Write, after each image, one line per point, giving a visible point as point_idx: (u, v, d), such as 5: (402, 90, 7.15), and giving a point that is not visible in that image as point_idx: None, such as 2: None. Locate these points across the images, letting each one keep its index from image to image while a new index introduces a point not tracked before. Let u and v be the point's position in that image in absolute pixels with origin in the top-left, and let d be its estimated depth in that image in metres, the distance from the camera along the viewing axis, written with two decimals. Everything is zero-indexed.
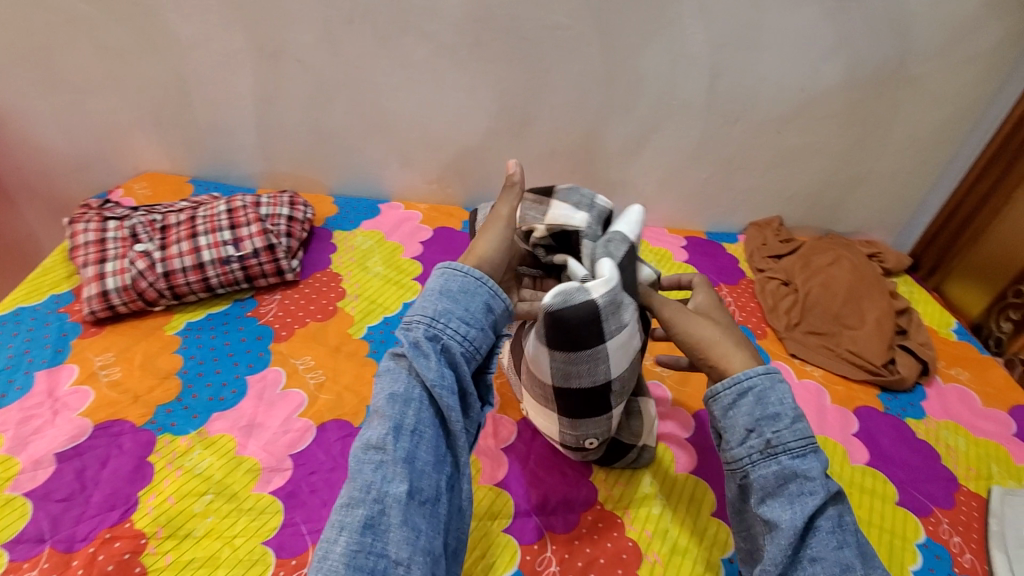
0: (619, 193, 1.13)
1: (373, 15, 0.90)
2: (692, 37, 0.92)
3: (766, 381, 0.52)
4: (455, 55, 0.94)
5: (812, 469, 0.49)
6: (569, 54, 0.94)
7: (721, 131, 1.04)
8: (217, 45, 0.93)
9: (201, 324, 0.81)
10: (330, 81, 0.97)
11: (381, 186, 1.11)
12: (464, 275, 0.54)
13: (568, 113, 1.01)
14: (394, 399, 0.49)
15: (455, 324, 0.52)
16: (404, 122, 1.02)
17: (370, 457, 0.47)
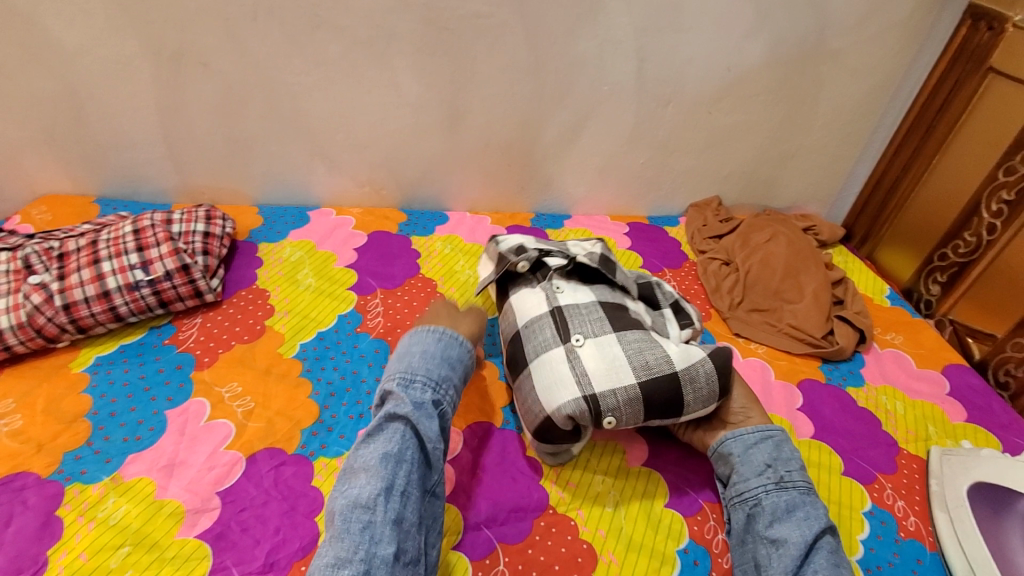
0: (559, 183, 1.11)
1: (280, 12, 0.84)
2: (615, 21, 0.91)
3: (782, 434, 0.66)
4: (373, 50, 0.89)
5: (813, 501, 0.60)
6: (492, 44, 0.90)
7: (654, 115, 1.04)
8: (108, 51, 0.85)
9: (113, 357, 0.74)
10: (241, 84, 0.90)
11: (310, 192, 1.06)
12: (460, 346, 0.68)
13: (498, 105, 0.98)
14: (387, 454, 0.56)
15: (452, 393, 0.64)
16: (327, 124, 0.97)
17: (357, 508, 0.52)
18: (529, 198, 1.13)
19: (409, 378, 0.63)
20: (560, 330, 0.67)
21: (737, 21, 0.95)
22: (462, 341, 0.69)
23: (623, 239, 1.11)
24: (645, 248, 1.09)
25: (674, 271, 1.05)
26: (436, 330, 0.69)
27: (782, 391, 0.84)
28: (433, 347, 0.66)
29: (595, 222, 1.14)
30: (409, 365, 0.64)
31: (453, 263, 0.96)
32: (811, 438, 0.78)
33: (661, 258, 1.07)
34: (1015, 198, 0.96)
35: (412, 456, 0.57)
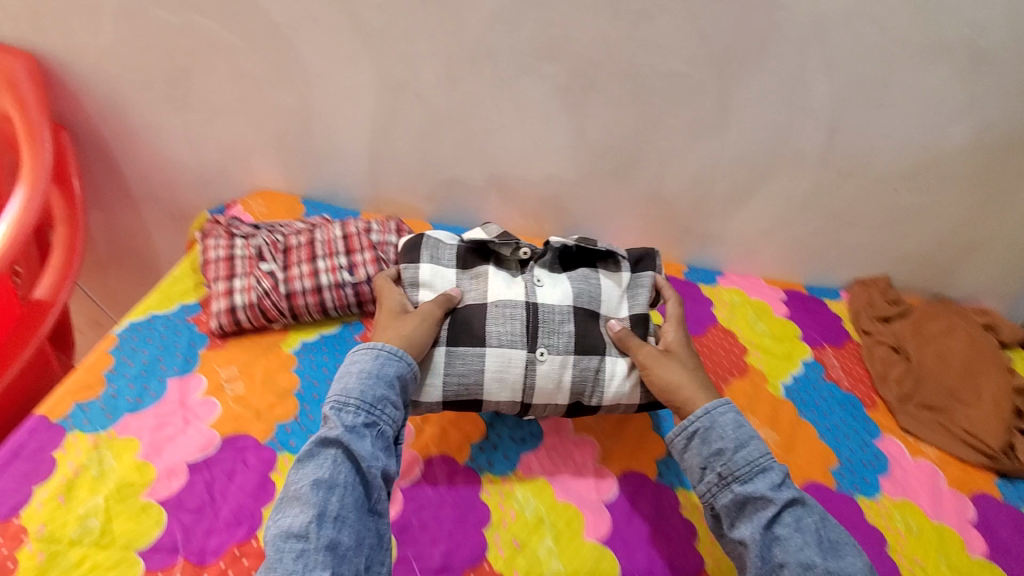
0: (718, 239, 1.10)
1: (495, 57, 0.92)
2: (815, 92, 0.90)
3: (705, 423, 0.65)
4: (569, 97, 0.95)
5: (759, 487, 0.61)
6: (684, 102, 0.93)
7: (835, 185, 1.01)
8: (343, 77, 0.98)
9: (315, 344, 0.85)
10: (445, 115, 1.00)
11: (480, 217, 1.14)
12: (398, 360, 0.65)
13: (675, 158, 1.00)
14: (316, 482, 0.56)
15: (391, 411, 0.62)
16: (510, 158, 1.04)
17: (286, 536, 0.54)
18: (684, 251, 1.13)
19: (343, 403, 0.62)
20: (529, 333, 0.70)
21: (947, 101, 0.90)
22: (398, 356, 0.66)
23: (779, 305, 1.07)
24: (805, 320, 1.04)
25: (836, 350, 1.00)
26: (370, 346, 0.66)
27: (953, 500, 0.80)
28: (375, 364, 0.64)
29: (750, 282, 1.10)
30: (342, 385, 0.63)
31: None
32: (984, 557, 0.74)
33: (822, 334, 1.02)
34: None
35: (341, 482, 0.57)
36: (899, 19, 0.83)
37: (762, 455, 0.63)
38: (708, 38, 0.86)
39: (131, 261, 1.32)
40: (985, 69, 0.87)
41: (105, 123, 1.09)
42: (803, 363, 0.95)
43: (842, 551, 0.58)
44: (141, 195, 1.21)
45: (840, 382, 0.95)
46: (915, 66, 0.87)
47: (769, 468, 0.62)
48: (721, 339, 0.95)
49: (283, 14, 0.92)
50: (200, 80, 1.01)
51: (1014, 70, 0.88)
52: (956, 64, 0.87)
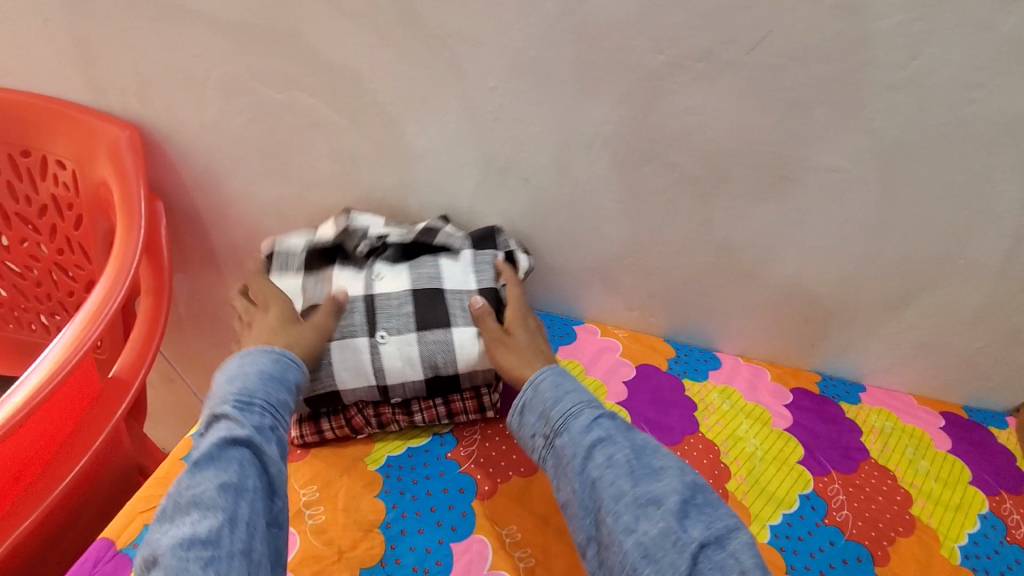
0: (857, 349, 0.95)
1: (616, 144, 0.83)
2: (1004, 195, 0.76)
3: (530, 395, 0.71)
4: (697, 187, 0.84)
5: (570, 434, 0.65)
6: (835, 199, 0.80)
7: (1012, 300, 0.84)
8: (446, 157, 0.91)
9: (402, 462, 0.80)
10: (553, 200, 0.91)
11: (579, 306, 1.03)
12: (276, 360, 0.71)
13: (816, 258, 0.87)
14: (201, 463, 0.58)
15: (263, 395, 0.66)
16: (620, 247, 0.94)
17: (183, 521, 0.55)
18: (814, 359, 0.98)
19: (249, 401, 0.65)
20: (368, 322, 0.80)
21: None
22: (275, 356, 0.71)
23: (939, 434, 0.92)
24: (971, 456, 0.89)
25: (1017, 499, 0.84)
26: (267, 353, 0.71)
27: None
28: (254, 368, 0.69)
29: (893, 401, 0.97)
30: (239, 388, 0.65)
31: (735, 424, 0.89)
32: None
33: (996, 476, 0.87)
34: None
35: (240, 471, 0.59)
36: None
37: (575, 405, 0.68)
38: (872, 131, 0.74)
39: (210, 324, 1.29)
40: None
41: (201, 192, 1.07)
42: (981, 520, 0.80)
43: (658, 476, 0.60)
44: (226, 262, 1.18)
45: (1023, 543, 0.79)
46: None
47: (579, 414, 0.66)
48: (871, 481, 0.83)
49: (390, 96, 0.87)
50: (298, 154, 0.97)
51: None
52: None
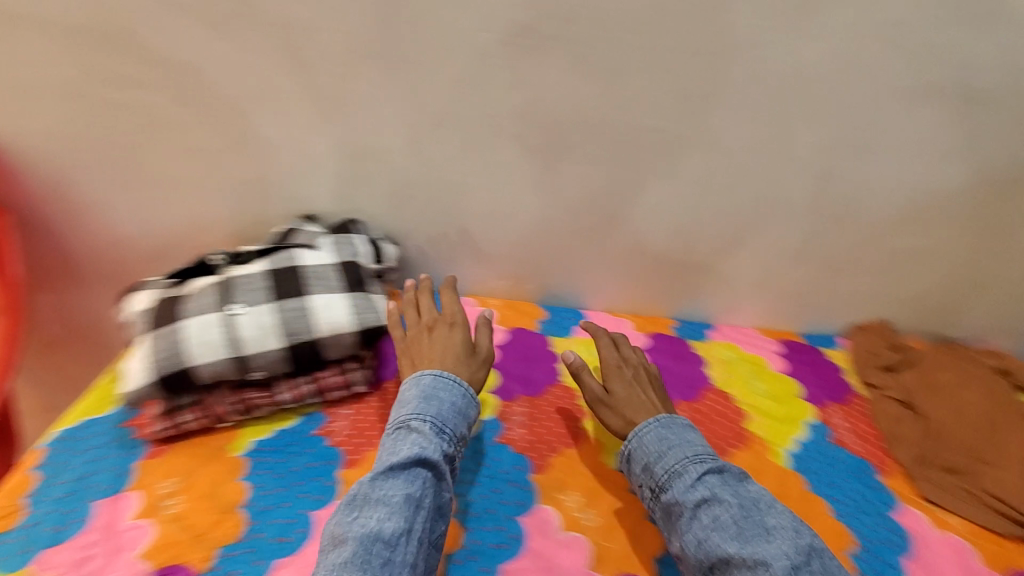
0: (708, 293, 1.05)
1: (461, 121, 0.87)
2: (797, 142, 0.86)
3: (635, 443, 0.73)
4: (543, 156, 0.90)
5: (676, 490, 0.66)
6: (663, 155, 0.88)
7: (825, 231, 0.95)
8: (303, 147, 0.92)
9: (270, 444, 0.77)
10: (413, 180, 0.94)
11: (458, 283, 1.07)
12: (453, 386, 0.75)
13: (659, 212, 0.95)
14: (389, 471, 0.65)
15: (458, 423, 0.72)
16: (485, 220, 0.98)
17: (359, 520, 0.61)
18: (673, 307, 1.08)
19: (439, 428, 0.70)
20: (218, 298, 0.79)
21: (930, 137, 0.86)
22: (459, 385, 0.75)
23: (777, 359, 1.03)
24: (805, 375, 1.00)
25: (843, 409, 0.95)
26: (461, 386, 0.75)
27: None
28: (429, 386, 0.74)
29: (743, 334, 1.06)
30: (405, 407, 0.72)
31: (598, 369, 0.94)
32: None
33: (823, 390, 0.98)
34: None
35: (422, 487, 0.65)
36: (883, 60, 0.79)
37: (679, 462, 0.68)
38: (687, 86, 0.82)
39: (87, 345, 1.23)
40: (972, 110, 0.84)
41: (51, 207, 1.03)
42: (809, 427, 0.91)
43: (773, 535, 0.61)
44: (94, 276, 1.13)
45: (848, 444, 0.90)
46: (901, 114, 0.84)
47: (684, 471, 0.67)
48: (716, 406, 0.91)
49: (241, 90, 0.88)
50: (149, 156, 0.95)
51: (1009, 109, 0.83)
52: (943, 105, 0.83)
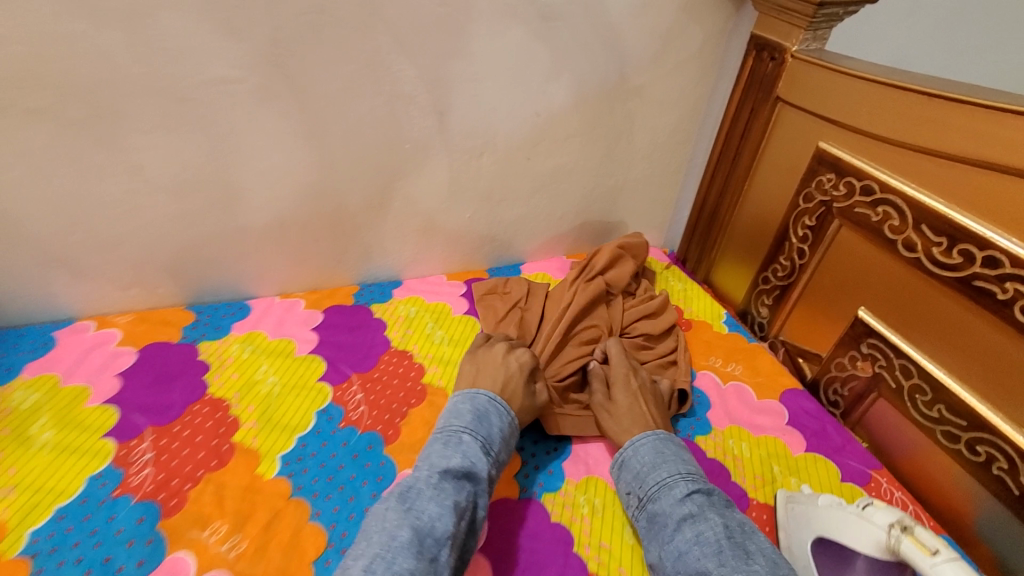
0: (504, 241, 1.16)
1: (175, 111, 0.78)
2: (523, 114, 0.98)
3: (629, 451, 0.75)
4: (289, 138, 0.86)
5: (664, 503, 0.67)
6: (411, 136, 0.93)
7: (566, 191, 1.13)
8: None
9: (54, 526, 0.66)
10: (130, 181, 0.82)
11: (249, 281, 1.00)
12: (487, 400, 0.75)
13: (424, 191, 1.01)
14: (445, 474, 0.63)
15: (498, 439, 0.71)
16: (248, 209, 0.92)
17: (412, 512, 0.59)
18: (482, 257, 1.17)
19: (487, 448, 0.69)
20: None
21: (640, 105, 1.05)
22: (507, 412, 0.75)
23: None
24: None
25: None
26: (510, 414, 0.75)
27: (769, 412, 0.93)
28: (483, 405, 0.74)
29: (546, 266, 1.20)
30: (458, 419, 0.71)
31: (423, 326, 1.00)
32: (805, 452, 0.87)
33: None
34: (817, 224, 0.92)
35: (468, 495, 0.63)
36: (559, 63, 0.93)
37: (670, 474, 0.69)
38: (414, 92, 0.88)
39: None
40: (659, 72, 1.02)
41: None
42: None
43: (748, 554, 0.58)
44: None
45: None
46: (596, 76, 0.98)
47: (673, 484, 0.68)
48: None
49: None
50: None
51: (683, 72, 1.03)
52: (630, 72, 1.00)
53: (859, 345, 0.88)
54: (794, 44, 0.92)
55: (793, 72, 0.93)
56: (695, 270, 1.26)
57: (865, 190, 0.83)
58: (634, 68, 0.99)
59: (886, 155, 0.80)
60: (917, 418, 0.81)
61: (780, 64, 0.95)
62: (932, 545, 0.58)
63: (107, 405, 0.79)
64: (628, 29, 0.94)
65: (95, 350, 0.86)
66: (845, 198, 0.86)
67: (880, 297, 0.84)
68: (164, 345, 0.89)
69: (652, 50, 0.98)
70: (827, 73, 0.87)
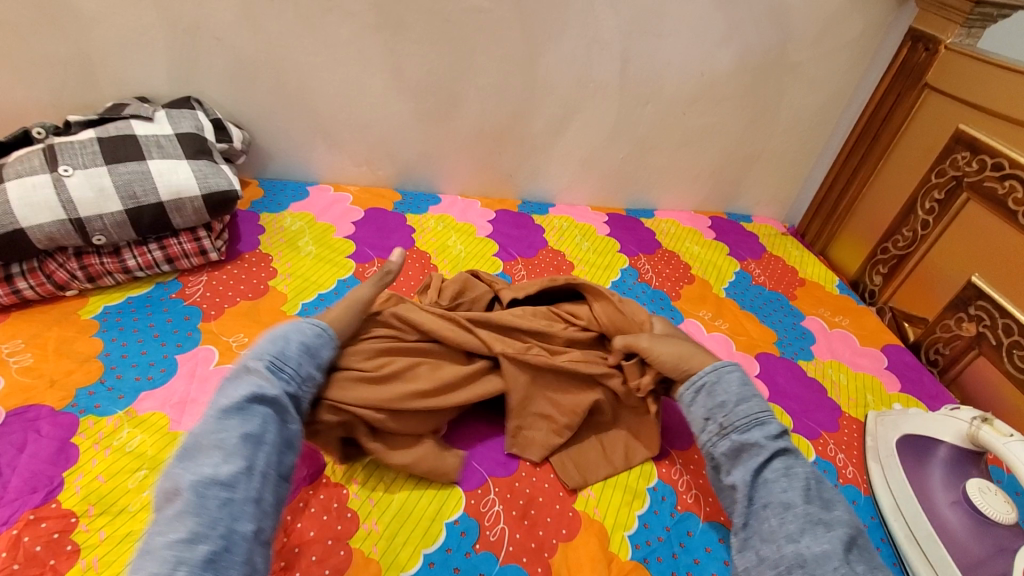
0: (644, 186, 1.34)
1: (436, 28, 1.05)
2: (691, 72, 1.16)
3: (712, 377, 0.72)
4: (506, 64, 1.11)
5: (755, 436, 0.66)
6: (595, 76, 1.14)
7: (708, 150, 1.29)
8: (297, 46, 1.04)
9: (316, 302, 0.92)
10: (389, 78, 1.10)
11: (442, 179, 1.26)
12: (301, 327, 0.69)
13: (593, 126, 1.22)
14: (223, 412, 0.60)
15: (283, 364, 0.65)
16: (460, 118, 1.17)
17: (191, 464, 0.57)
18: (623, 197, 1.36)
19: (279, 370, 0.65)
20: (137, 155, 0.86)
21: (792, 80, 1.20)
22: (307, 322, 0.70)
23: (706, 231, 1.34)
24: (725, 239, 1.32)
25: (756, 262, 1.26)
26: (315, 329, 0.70)
27: (869, 356, 1.04)
28: (282, 331, 0.69)
29: (676, 215, 1.37)
30: (253, 351, 0.67)
31: (573, 238, 1.21)
32: (899, 391, 0.98)
33: (742, 251, 1.28)
34: (945, 197, 1.04)
35: (258, 427, 0.60)
36: (731, 31, 1.11)
37: (760, 410, 0.69)
38: (609, 39, 1.10)
39: None
40: (816, 51, 1.16)
41: None
42: (735, 274, 1.21)
43: (832, 504, 0.62)
44: None
45: (763, 283, 1.20)
46: (758, 47, 1.14)
47: (764, 421, 0.68)
48: (663, 255, 1.22)
49: (220, 23, 1.00)
50: (121, 49, 1.00)
51: (838, 55, 1.17)
52: (789, 47, 1.15)
53: (967, 307, 0.99)
54: (949, 37, 1.06)
55: (945, 62, 1.07)
56: (813, 243, 1.38)
57: (996, 166, 0.95)
58: (794, 45, 1.15)
59: (1019, 137, 0.92)
60: (1010, 371, 0.91)
61: (934, 53, 1.09)
62: (1007, 433, 0.71)
63: (347, 240, 1.06)
64: (797, 9, 1.10)
65: (335, 205, 1.14)
66: (976, 173, 0.99)
67: (992, 264, 0.95)
68: (382, 211, 1.16)
69: (814, 31, 1.14)
70: (976, 63, 1.00)
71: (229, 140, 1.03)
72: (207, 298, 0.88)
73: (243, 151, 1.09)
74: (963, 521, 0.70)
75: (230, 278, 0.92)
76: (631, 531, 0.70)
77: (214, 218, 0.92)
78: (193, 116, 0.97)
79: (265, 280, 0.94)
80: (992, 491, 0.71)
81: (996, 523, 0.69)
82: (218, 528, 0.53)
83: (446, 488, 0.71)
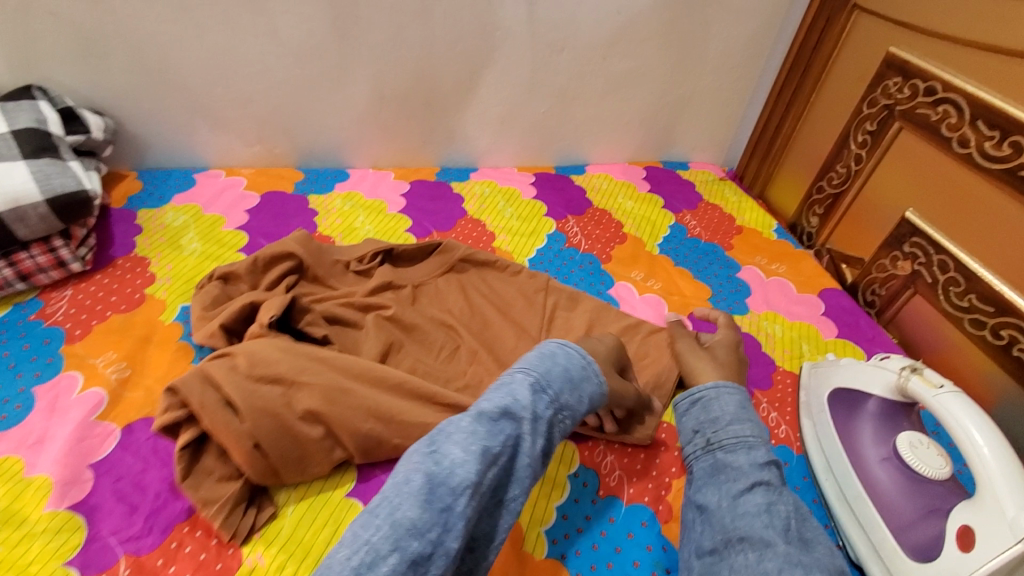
0: (571, 141, 1.25)
1: None
2: (606, 11, 1.06)
3: (712, 393, 0.71)
4: (398, 17, 0.99)
5: (740, 459, 0.63)
6: (500, 24, 1.03)
7: (636, 96, 1.20)
8: (147, 14, 0.90)
9: None
10: (264, 42, 0.97)
11: (349, 152, 1.15)
12: (544, 344, 0.65)
13: (508, 80, 1.11)
14: (482, 414, 0.54)
15: (560, 384, 0.60)
16: (356, 84, 1.05)
17: (433, 455, 0.51)
18: (550, 154, 1.27)
19: (542, 386, 0.59)
20: None
21: (717, 12, 1.10)
22: (580, 356, 0.64)
23: (641, 182, 1.27)
24: (661, 190, 1.24)
25: (692, 213, 1.19)
26: (584, 359, 0.64)
27: (807, 303, 1.00)
28: (547, 351, 0.63)
29: (609, 168, 1.29)
30: (517, 362, 0.62)
31: (495, 205, 1.13)
32: (835, 338, 0.94)
33: (678, 203, 1.21)
34: (877, 128, 0.98)
35: (505, 440, 0.53)
36: None
37: (751, 435, 0.66)
38: None
39: None
40: None
41: None
42: (669, 228, 1.15)
43: (812, 545, 0.56)
44: None
45: (700, 234, 1.14)
46: None
47: (755, 446, 0.64)
48: (593, 215, 1.14)
49: None
50: None
51: None
52: None
53: (902, 245, 0.94)
54: None
55: None
56: (751, 186, 1.32)
57: (929, 91, 0.88)
58: None
59: (953, 56, 0.85)
60: (947, 309, 0.87)
61: None
62: (937, 382, 0.67)
63: (238, 231, 0.96)
64: None
65: (227, 192, 1.04)
66: (908, 100, 0.92)
67: (927, 197, 0.90)
68: (281, 194, 1.05)
69: None
70: None
71: (85, 130, 0.91)
72: (71, 316, 0.78)
73: (109, 141, 0.97)
74: (896, 479, 0.68)
75: (100, 290, 0.82)
76: (548, 526, 0.65)
77: (71, 225, 0.82)
78: (32, 107, 0.86)
79: (141, 287, 0.84)
80: (924, 444, 0.68)
81: (930, 479, 0.66)
82: (429, 533, 0.46)
83: (346, 506, 0.63)
